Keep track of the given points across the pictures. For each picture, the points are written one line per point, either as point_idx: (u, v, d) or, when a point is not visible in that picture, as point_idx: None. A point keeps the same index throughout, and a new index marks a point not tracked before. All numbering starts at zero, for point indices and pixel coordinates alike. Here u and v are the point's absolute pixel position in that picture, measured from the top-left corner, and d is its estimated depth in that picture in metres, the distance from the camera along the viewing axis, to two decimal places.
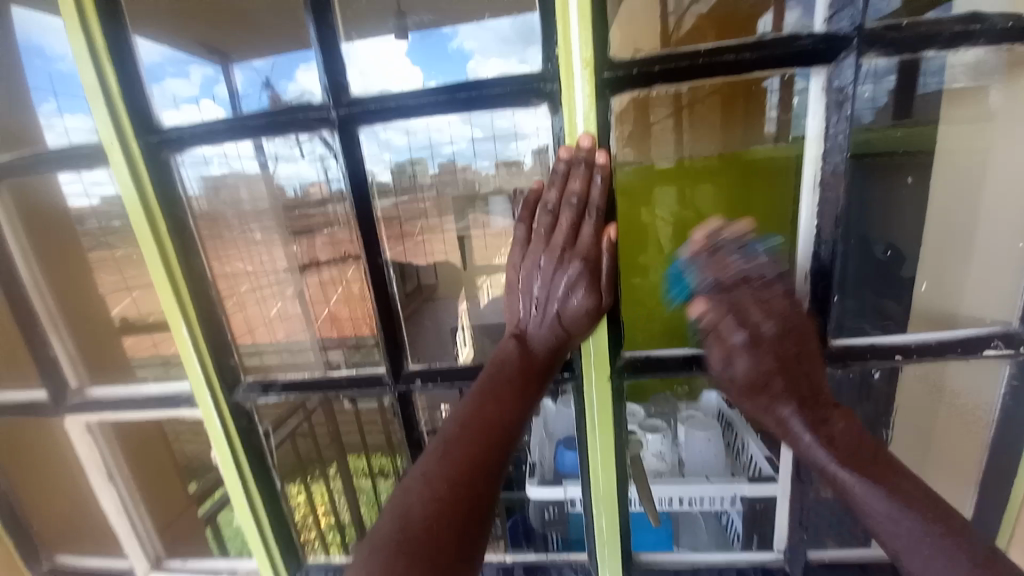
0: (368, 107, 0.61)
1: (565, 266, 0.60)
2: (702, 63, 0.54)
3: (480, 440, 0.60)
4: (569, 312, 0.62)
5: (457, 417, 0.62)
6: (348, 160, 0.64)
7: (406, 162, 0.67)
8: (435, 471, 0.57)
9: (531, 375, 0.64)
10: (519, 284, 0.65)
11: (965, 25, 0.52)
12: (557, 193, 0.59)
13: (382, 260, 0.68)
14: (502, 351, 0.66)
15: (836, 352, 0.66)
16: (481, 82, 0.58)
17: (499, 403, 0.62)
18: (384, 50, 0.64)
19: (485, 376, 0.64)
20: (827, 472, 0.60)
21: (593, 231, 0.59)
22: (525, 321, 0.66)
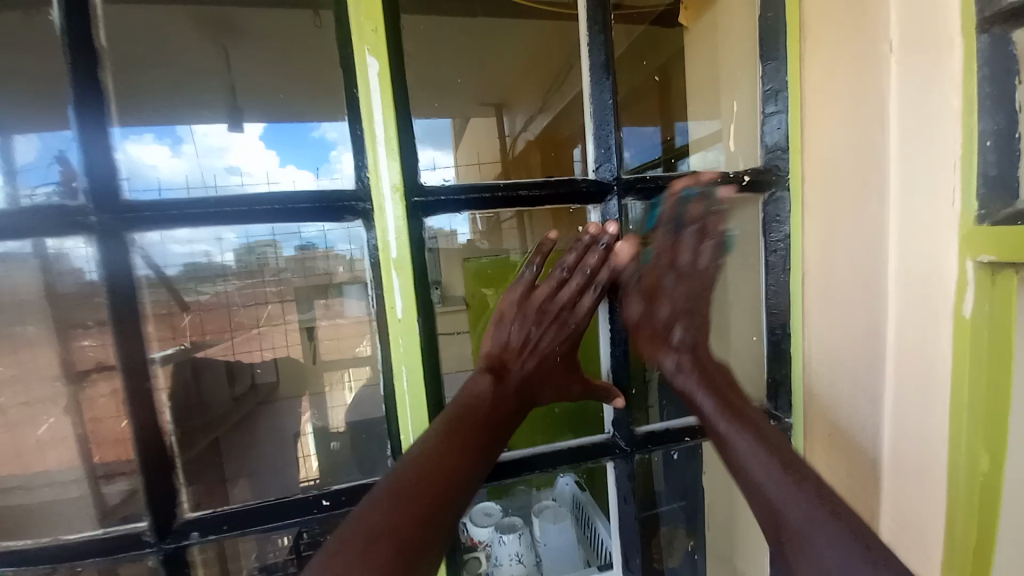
0: (143, 213, 0.54)
1: (551, 325, 0.66)
2: (500, 195, 0.60)
3: (436, 490, 0.52)
4: (548, 359, 0.68)
5: (415, 457, 0.54)
6: (108, 266, 0.54)
7: (253, 246, 0.62)
8: (383, 521, 0.48)
9: (501, 423, 0.62)
10: (511, 318, 0.65)
11: (688, 180, 0.67)
12: (575, 258, 0.64)
13: (154, 378, 0.58)
14: (476, 387, 0.63)
15: (640, 440, 0.73)
16: (282, 195, 0.55)
17: (467, 449, 0.57)
18: (249, 145, 0.67)
19: (456, 411, 0.59)
20: (710, 419, 0.62)
21: (580, 294, 0.65)
22: (505, 360, 0.67)
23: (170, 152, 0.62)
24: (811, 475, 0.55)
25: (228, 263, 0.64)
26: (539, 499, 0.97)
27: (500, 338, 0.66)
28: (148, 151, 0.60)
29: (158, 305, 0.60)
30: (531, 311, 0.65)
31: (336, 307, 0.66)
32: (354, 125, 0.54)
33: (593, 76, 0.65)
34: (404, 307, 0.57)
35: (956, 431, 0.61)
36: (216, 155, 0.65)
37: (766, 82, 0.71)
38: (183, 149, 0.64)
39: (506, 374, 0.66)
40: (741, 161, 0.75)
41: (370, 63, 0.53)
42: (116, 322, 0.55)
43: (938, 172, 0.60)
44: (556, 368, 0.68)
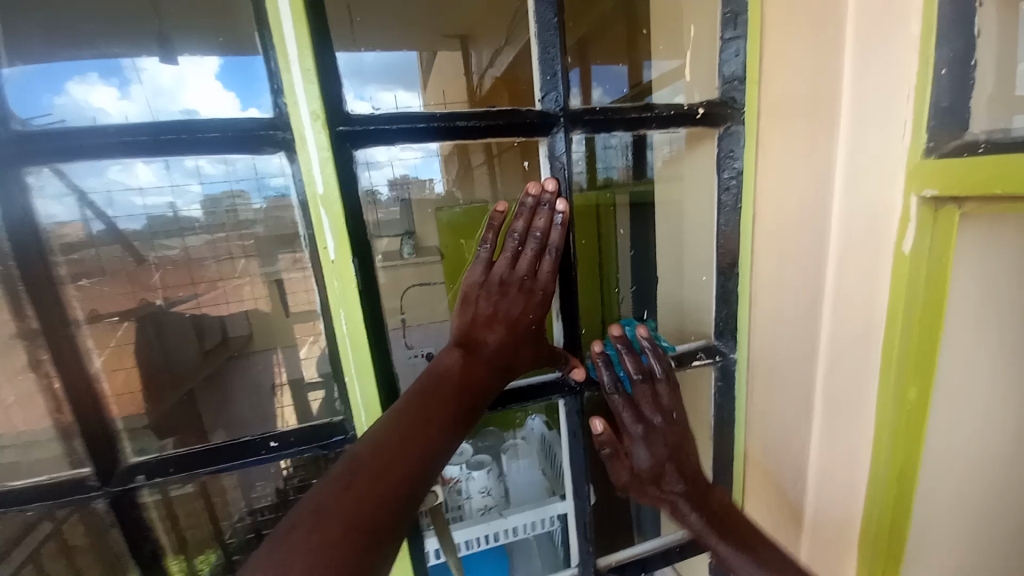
0: (37, 142, 0.48)
1: (516, 296, 0.63)
2: (437, 126, 0.56)
3: (392, 473, 0.51)
4: (521, 328, 0.65)
5: (371, 437, 0.53)
6: (2, 206, 0.50)
7: (220, 195, 0.62)
8: (334, 505, 0.47)
9: (467, 398, 0.60)
10: (473, 291, 0.63)
11: (639, 112, 0.63)
12: (524, 224, 0.62)
13: (73, 326, 0.56)
14: (443, 364, 0.62)
15: (589, 378, 0.75)
16: (193, 121, 0.50)
17: (427, 426, 0.55)
18: (203, 85, 0.58)
19: (418, 390, 0.58)
20: (705, 540, 0.71)
21: (532, 258, 0.63)
22: (476, 332, 0.64)
23: (119, 95, 0.59)
24: (761, 550, 0.68)
25: (196, 214, 0.66)
26: (508, 438, 1.02)
27: (469, 312, 0.64)
28: (93, 94, 0.58)
29: (71, 249, 0.56)
30: (493, 285, 0.63)
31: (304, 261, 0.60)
32: (265, 42, 0.49)
33: None
34: (337, 248, 0.54)
35: (889, 363, 0.65)
36: (168, 96, 0.59)
37: (725, 3, 0.65)
38: (134, 91, 0.59)
39: (477, 346, 0.64)
40: (698, 94, 0.72)
41: None
42: (24, 276, 0.53)
43: (889, 103, 0.59)
44: (528, 338, 0.65)
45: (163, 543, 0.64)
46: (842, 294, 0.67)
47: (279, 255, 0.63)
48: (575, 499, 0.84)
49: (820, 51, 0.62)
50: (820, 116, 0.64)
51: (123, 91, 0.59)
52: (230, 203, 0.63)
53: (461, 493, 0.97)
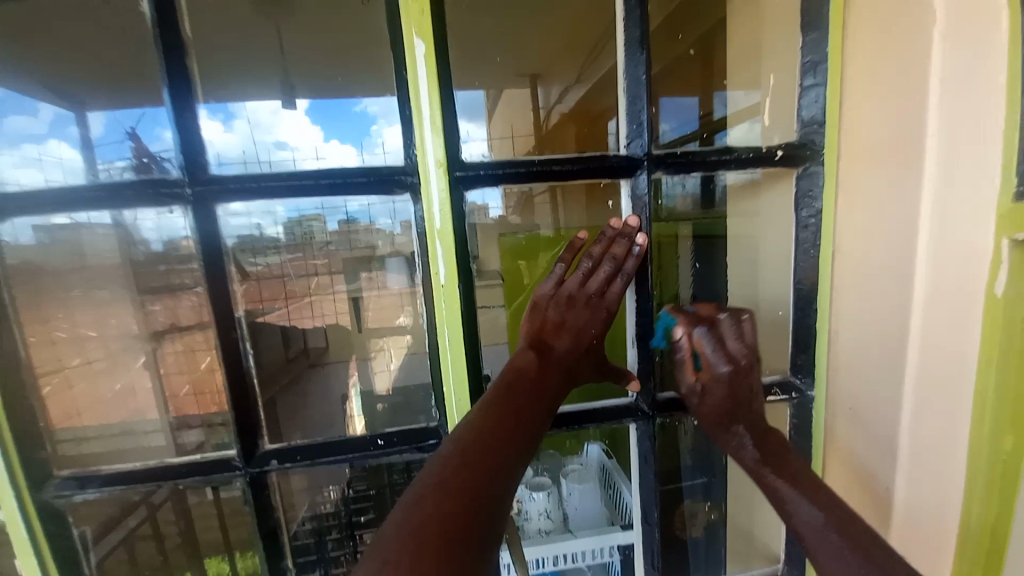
0: (225, 186, 0.62)
1: (583, 309, 0.69)
2: (534, 170, 0.64)
3: (495, 452, 0.53)
4: (585, 340, 0.70)
5: (469, 420, 0.56)
6: (200, 234, 0.63)
7: (298, 219, 0.70)
8: (449, 474, 0.49)
9: (544, 393, 0.64)
10: (546, 301, 0.69)
11: (718, 155, 0.68)
12: (601, 249, 0.68)
13: (238, 330, 0.67)
14: (518, 364, 0.66)
15: (661, 404, 0.77)
16: (340, 169, 0.62)
17: (516, 413, 0.59)
18: (302, 127, 0.74)
19: (501, 383, 0.62)
20: (759, 476, 0.67)
21: (607, 276, 0.69)
22: (546, 336, 0.69)
23: (223, 128, 0.68)
24: (811, 482, 0.63)
25: (277, 234, 0.71)
26: (568, 462, 1.05)
27: (538, 319, 0.70)
28: (206, 125, 0.66)
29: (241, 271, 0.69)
30: (563, 297, 0.69)
31: (378, 279, 0.76)
32: (403, 104, 0.60)
33: (627, 52, 0.67)
34: (446, 272, 0.63)
35: (981, 405, 0.64)
36: (265, 129, 0.72)
37: (806, 53, 0.69)
38: (236, 124, 0.70)
39: (548, 349, 0.68)
40: (775, 136, 0.75)
41: (417, 46, 0.58)
42: (212, 289, 0.65)
43: (978, 146, 0.60)
44: (592, 349, 0.70)
45: (280, 522, 0.75)
46: (930, 335, 0.66)
47: (362, 274, 0.78)
48: (643, 524, 0.85)
49: (903, 96, 0.64)
50: (906, 156, 0.64)
51: (228, 125, 0.69)
52: (306, 228, 0.73)
53: (522, 513, 1.01)
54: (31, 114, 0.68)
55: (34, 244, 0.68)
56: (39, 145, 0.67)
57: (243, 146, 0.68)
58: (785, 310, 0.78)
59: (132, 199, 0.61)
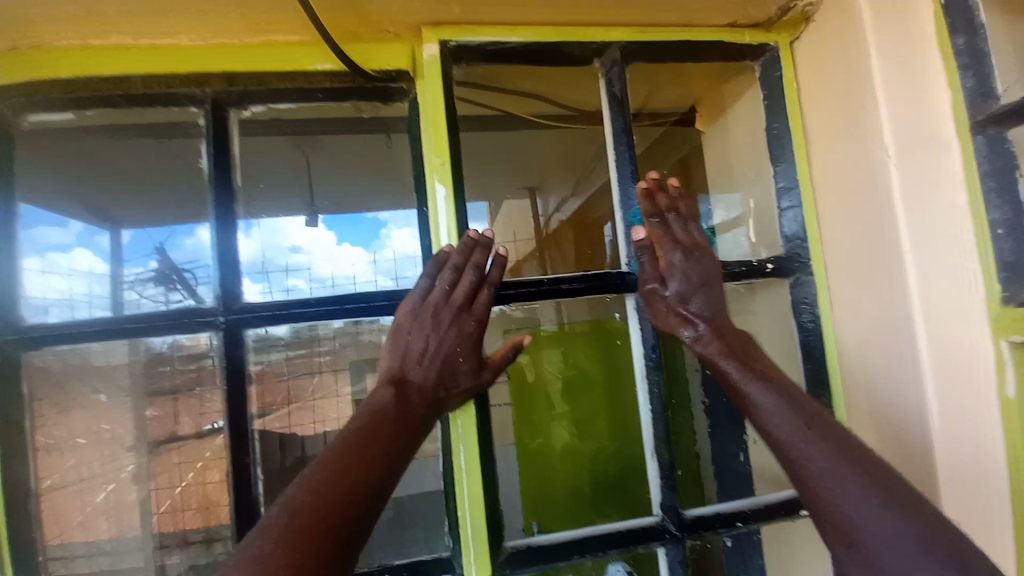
0: (256, 314, 0.64)
1: (447, 327, 0.64)
2: (545, 288, 0.71)
3: (333, 508, 0.51)
4: (449, 364, 0.64)
5: (322, 465, 0.54)
6: (229, 359, 0.65)
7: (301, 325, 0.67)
8: (273, 551, 0.46)
9: (415, 434, 0.60)
10: (409, 330, 0.63)
11: None
12: (462, 258, 0.64)
13: (250, 454, 0.65)
14: (378, 398, 0.61)
15: (690, 523, 0.72)
16: (365, 295, 0.67)
17: (377, 452, 0.56)
18: (310, 232, 0.73)
19: (355, 428, 0.57)
20: (810, 483, 0.56)
21: (487, 301, 0.65)
22: (408, 368, 0.63)
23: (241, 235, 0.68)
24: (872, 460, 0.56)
25: (278, 334, 0.68)
26: None
27: (400, 350, 0.64)
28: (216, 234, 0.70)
29: (264, 389, 0.69)
30: (426, 317, 0.64)
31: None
32: (428, 236, 0.68)
33: (620, 184, 0.73)
34: (463, 392, 0.65)
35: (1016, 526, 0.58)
36: (279, 235, 0.71)
37: (779, 180, 0.78)
38: (254, 232, 0.70)
39: (408, 381, 0.62)
40: (765, 249, 0.80)
41: (438, 189, 0.65)
42: (233, 412, 0.65)
43: (954, 259, 0.62)
44: (445, 384, 0.64)
45: None
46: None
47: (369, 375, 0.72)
48: None
49: (871, 218, 0.69)
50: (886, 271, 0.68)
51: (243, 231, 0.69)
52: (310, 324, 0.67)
53: None
54: (61, 227, 0.70)
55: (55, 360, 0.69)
56: (66, 255, 0.70)
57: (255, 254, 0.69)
58: None
59: (142, 329, 0.63)
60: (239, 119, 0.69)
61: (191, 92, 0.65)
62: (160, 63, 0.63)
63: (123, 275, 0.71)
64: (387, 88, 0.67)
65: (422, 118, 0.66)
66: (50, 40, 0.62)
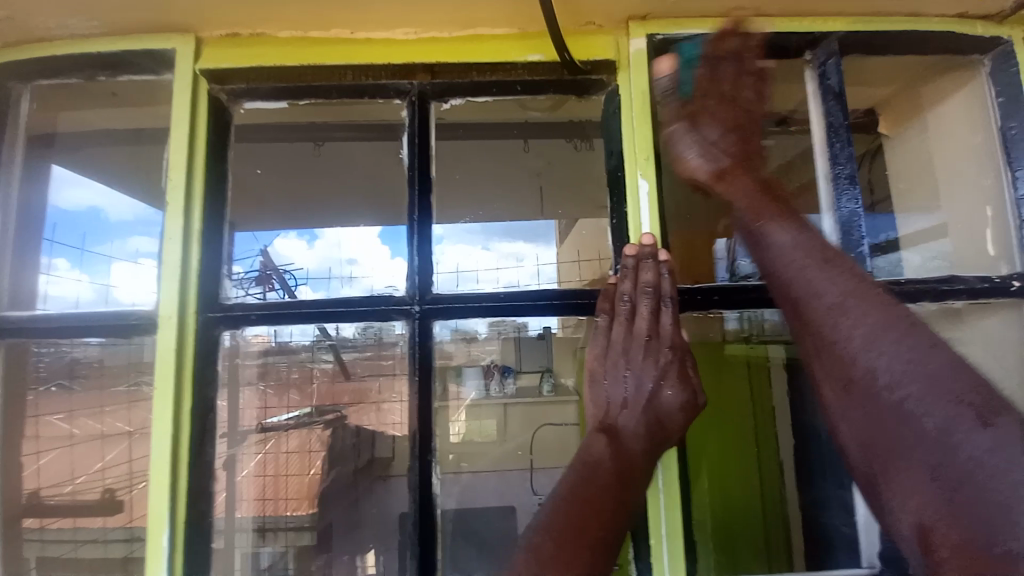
0: (451, 305, 0.63)
1: (642, 361, 0.62)
2: (751, 296, 0.64)
3: (570, 555, 0.55)
4: (652, 399, 0.62)
5: (544, 526, 0.56)
6: (421, 349, 0.63)
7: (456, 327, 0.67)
8: None
9: (634, 485, 0.58)
10: (602, 373, 0.64)
11: (945, 284, 0.64)
12: (631, 284, 0.61)
13: (433, 454, 0.63)
14: (592, 451, 0.60)
15: None
16: (557, 291, 0.64)
17: (593, 513, 0.56)
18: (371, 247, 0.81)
19: (573, 476, 0.59)
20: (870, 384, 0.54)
21: (672, 321, 0.61)
22: (612, 415, 0.63)
23: (308, 245, 0.87)
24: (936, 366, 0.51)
25: (442, 336, 0.67)
26: None
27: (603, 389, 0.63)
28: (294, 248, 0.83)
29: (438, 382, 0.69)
30: (614, 351, 0.63)
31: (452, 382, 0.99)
32: (620, 233, 0.64)
33: (833, 186, 0.65)
34: (665, 410, 0.62)
35: None
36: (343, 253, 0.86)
37: (1022, 187, 0.68)
38: (317, 243, 0.88)
39: (616, 426, 0.61)
40: (1003, 266, 0.69)
41: (641, 184, 0.62)
42: (420, 402, 0.62)
43: None
44: (663, 423, 0.61)
45: None
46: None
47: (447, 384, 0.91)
48: None
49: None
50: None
51: (310, 243, 0.87)
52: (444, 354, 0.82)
53: None
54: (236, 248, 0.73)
55: (235, 352, 0.70)
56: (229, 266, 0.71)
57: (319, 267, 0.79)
58: None
59: (335, 313, 0.64)
60: (437, 111, 0.70)
61: (399, 83, 0.67)
62: (374, 53, 0.65)
63: (237, 276, 0.70)
64: (585, 80, 0.65)
65: (622, 111, 0.63)
66: (279, 32, 0.66)
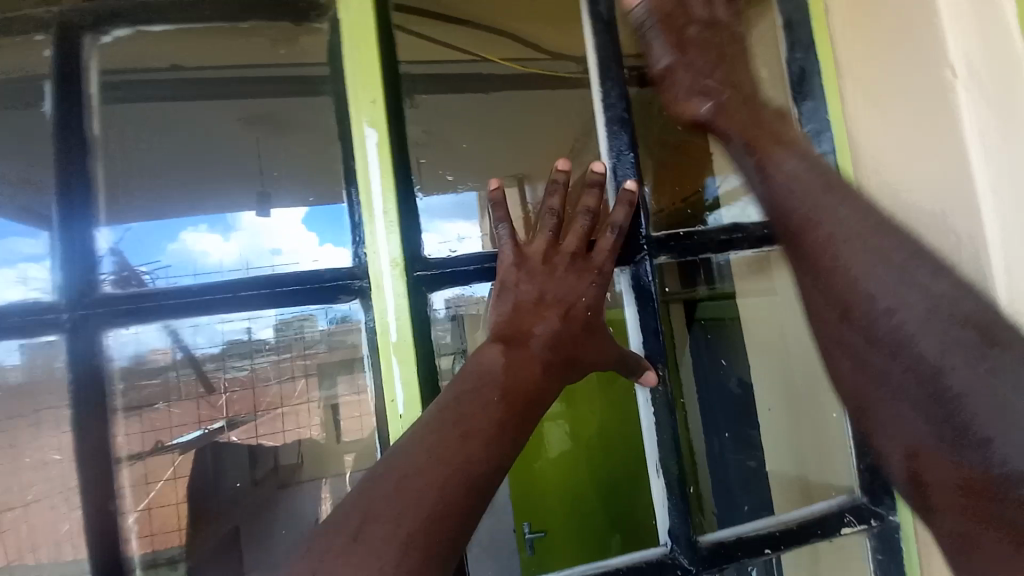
0: (119, 307, 0.55)
1: (564, 275, 0.58)
2: None
3: (451, 489, 0.47)
4: (573, 313, 0.58)
5: (405, 455, 0.48)
6: (72, 363, 0.55)
7: (291, 318, 0.60)
8: (383, 535, 0.44)
9: (538, 394, 0.55)
10: (515, 284, 0.58)
11: (729, 234, 0.66)
12: (561, 199, 0.60)
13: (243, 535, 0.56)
14: (484, 360, 0.55)
15: (708, 554, 0.60)
16: (274, 278, 0.58)
17: (480, 438, 0.50)
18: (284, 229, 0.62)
19: (464, 385, 0.53)
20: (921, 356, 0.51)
21: (610, 245, 0.59)
22: (523, 324, 0.57)
23: (222, 238, 0.63)
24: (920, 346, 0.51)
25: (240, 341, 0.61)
26: None
27: (510, 299, 0.57)
28: (202, 240, 0.62)
29: (131, 399, 0.59)
30: (536, 265, 0.58)
31: (360, 382, 0.62)
32: (352, 197, 0.60)
33: (609, 131, 0.65)
34: (405, 400, 0.58)
35: None
36: (259, 238, 0.63)
37: (807, 122, 0.71)
38: (236, 235, 0.63)
39: (524, 338, 0.56)
40: None
41: (368, 133, 0.59)
42: (77, 410, 0.56)
43: None
44: (585, 327, 0.59)
45: None
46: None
47: (341, 380, 0.62)
48: None
49: (931, 144, 0.61)
50: (957, 212, 0.59)
51: (228, 234, 0.63)
52: (296, 329, 0.61)
53: None
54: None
55: None
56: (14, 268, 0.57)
57: (234, 263, 0.61)
58: (841, 412, 0.70)
59: None
60: (100, 49, 0.61)
61: (37, 12, 0.59)
62: None
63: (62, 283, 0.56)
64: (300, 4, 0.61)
65: (348, 46, 0.60)
66: None
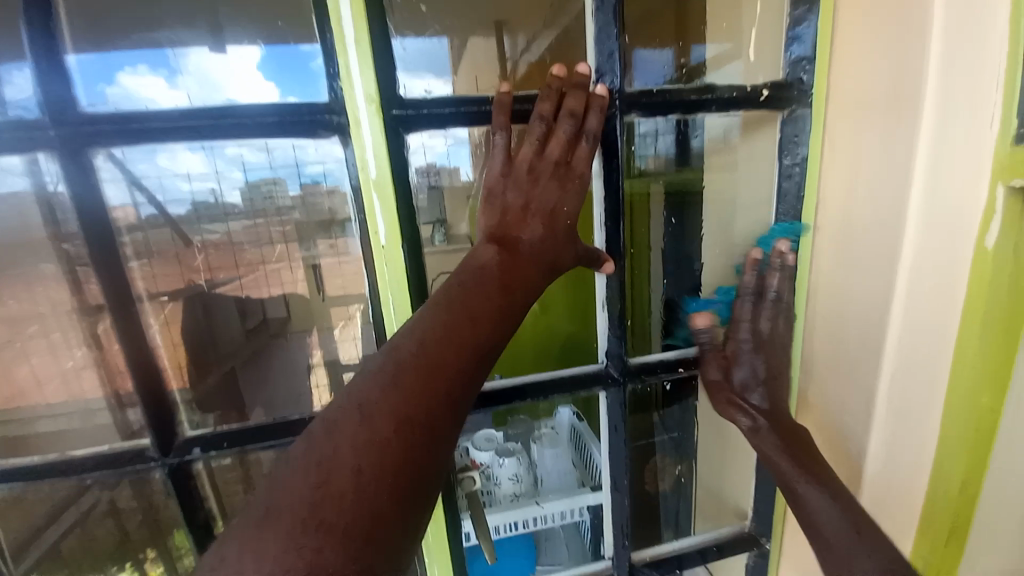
0: (108, 128, 0.56)
1: (549, 184, 0.61)
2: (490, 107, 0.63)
3: (441, 368, 0.51)
4: (558, 220, 0.62)
5: (411, 332, 0.53)
6: (76, 186, 0.57)
7: (258, 182, 0.69)
8: (378, 399, 0.48)
9: (524, 285, 0.60)
10: (503, 192, 0.61)
11: (700, 95, 0.68)
12: (552, 106, 0.61)
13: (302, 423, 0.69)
14: (480, 259, 0.60)
15: (632, 370, 0.77)
16: (258, 109, 0.58)
17: (473, 321, 0.55)
18: (243, 77, 0.62)
19: (460, 281, 0.58)
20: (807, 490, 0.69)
21: (587, 152, 0.62)
22: (510, 228, 0.62)
23: (167, 84, 0.62)
24: (832, 483, 0.68)
25: (235, 200, 0.71)
26: (539, 426, 0.97)
27: (498, 207, 0.62)
28: (145, 84, 0.61)
29: (138, 243, 0.65)
30: (521, 173, 0.61)
31: (340, 245, 0.70)
32: (321, 26, 0.57)
33: None
34: (387, 233, 0.63)
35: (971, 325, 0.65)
36: (213, 87, 0.62)
37: None
38: (181, 80, 0.62)
39: (512, 240, 0.61)
40: (761, 74, 0.74)
41: None
42: (91, 234, 0.59)
43: (977, 92, 0.59)
44: (565, 234, 0.64)
45: (197, 464, 0.69)
46: None
47: (319, 239, 0.72)
48: (615, 489, 0.84)
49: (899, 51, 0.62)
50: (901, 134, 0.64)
51: (173, 81, 0.62)
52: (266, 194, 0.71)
53: (491, 479, 0.96)
54: None
55: None
56: None
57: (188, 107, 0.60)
58: None
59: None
60: None
61: None
62: None
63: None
64: None
65: None
66: None
